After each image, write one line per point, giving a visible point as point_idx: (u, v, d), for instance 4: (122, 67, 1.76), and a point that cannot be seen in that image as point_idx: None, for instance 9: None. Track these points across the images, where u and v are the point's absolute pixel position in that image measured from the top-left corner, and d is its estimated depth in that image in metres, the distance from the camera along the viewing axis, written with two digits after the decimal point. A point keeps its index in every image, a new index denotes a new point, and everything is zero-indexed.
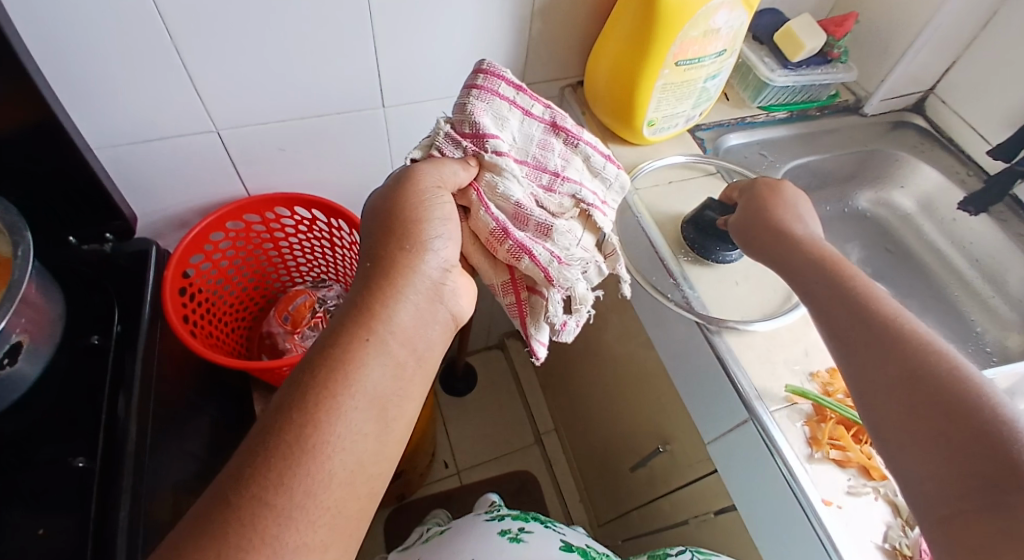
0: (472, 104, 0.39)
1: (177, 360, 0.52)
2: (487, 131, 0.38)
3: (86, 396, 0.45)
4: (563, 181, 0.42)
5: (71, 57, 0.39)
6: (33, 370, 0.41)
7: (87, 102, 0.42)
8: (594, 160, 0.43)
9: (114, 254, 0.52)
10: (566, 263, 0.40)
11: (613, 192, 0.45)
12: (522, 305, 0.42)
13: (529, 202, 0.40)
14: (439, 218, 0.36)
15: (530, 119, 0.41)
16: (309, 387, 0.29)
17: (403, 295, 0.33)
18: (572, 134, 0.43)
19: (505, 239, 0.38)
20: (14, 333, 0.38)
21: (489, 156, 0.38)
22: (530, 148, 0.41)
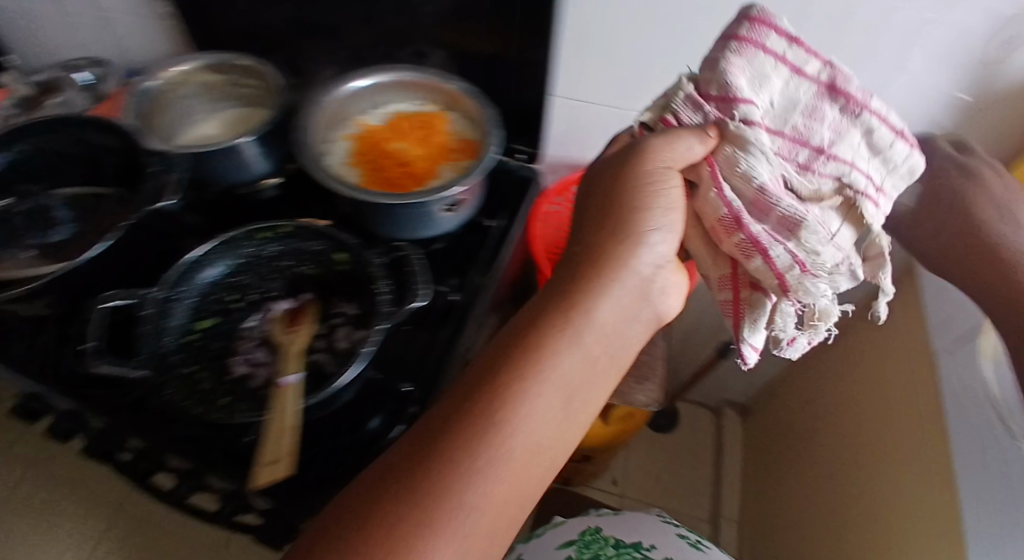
0: (727, 58, 0.32)
1: (512, 268, 0.63)
2: (740, 94, 0.32)
3: (461, 263, 0.54)
4: (828, 159, 0.34)
5: (588, 16, 0.51)
6: (450, 225, 0.54)
7: (574, 53, 0.55)
8: (878, 135, 0.35)
9: (513, 172, 0.63)
10: (811, 268, 0.33)
11: (895, 176, 0.37)
12: (739, 304, 0.36)
13: (777, 185, 0.33)
14: (662, 207, 0.34)
15: (801, 78, 0.34)
16: (508, 353, 0.31)
17: (615, 276, 0.33)
18: (856, 102, 0.34)
19: (736, 230, 0.33)
20: (462, 197, 0.52)
21: (735, 124, 0.32)
22: (790, 118, 0.34)
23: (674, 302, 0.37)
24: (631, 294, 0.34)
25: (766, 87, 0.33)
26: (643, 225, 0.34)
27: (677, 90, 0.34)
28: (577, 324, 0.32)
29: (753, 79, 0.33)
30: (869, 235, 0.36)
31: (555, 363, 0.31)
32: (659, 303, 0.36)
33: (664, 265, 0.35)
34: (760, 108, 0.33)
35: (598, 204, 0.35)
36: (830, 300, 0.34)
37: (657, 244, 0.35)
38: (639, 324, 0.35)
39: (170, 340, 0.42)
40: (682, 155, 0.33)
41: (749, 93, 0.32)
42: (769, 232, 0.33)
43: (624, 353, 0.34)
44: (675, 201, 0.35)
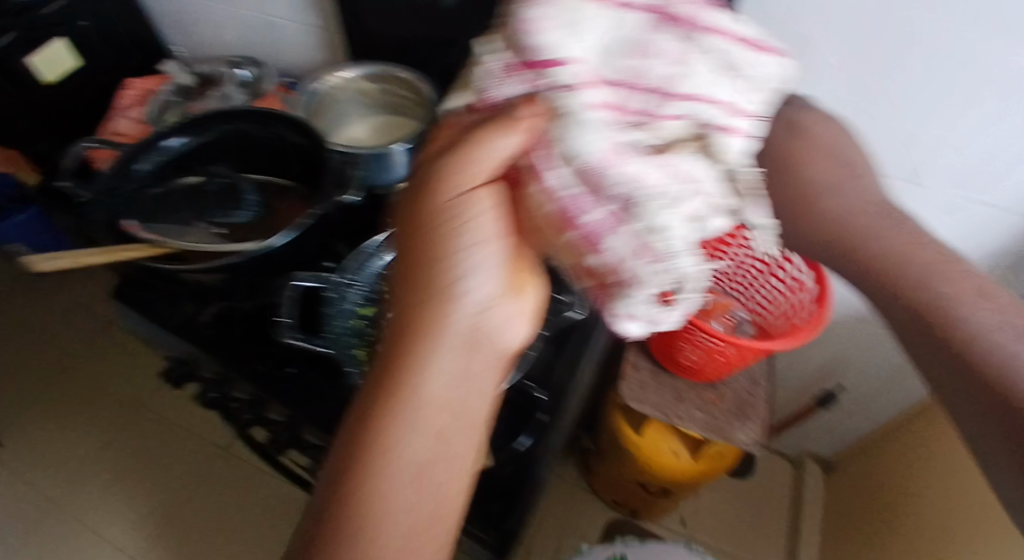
0: (524, 9, 0.25)
1: None
2: (552, 54, 0.25)
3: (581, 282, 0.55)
4: (668, 102, 0.26)
5: None
6: None
7: None
8: (740, 58, 0.26)
9: None
10: (657, 256, 0.27)
11: (762, 95, 0.28)
12: (598, 291, 0.29)
13: (610, 160, 0.26)
14: (475, 242, 0.30)
15: (590, 5, 0.25)
16: (357, 437, 0.30)
17: (440, 328, 0.30)
18: (691, 21, 0.26)
19: (573, 227, 0.28)
20: None
21: (544, 93, 0.26)
22: (616, 64, 0.26)
23: (521, 332, 0.33)
24: (461, 338, 0.31)
25: (583, 34, 0.25)
26: (454, 261, 0.30)
27: (485, 57, 0.27)
28: (411, 400, 0.30)
29: (568, 23, 0.25)
30: (734, 177, 0.29)
31: (403, 433, 0.30)
32: (501, 329, 0.32)
33: (493, 301, 0.31)
34: (579, 53, 0.25)
35: (412, 237, 0.31)
36: (695, 262, 0.28)
37: (478, 279, 0.30)
38: (494, 351, 0.32)
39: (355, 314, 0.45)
40: (501, 149, 0.28)
41: (558, 53, 0.25)
42: (608, 222, 0.27)
43: (480, 402, 0.32)
44: (499, 219, 0.30)
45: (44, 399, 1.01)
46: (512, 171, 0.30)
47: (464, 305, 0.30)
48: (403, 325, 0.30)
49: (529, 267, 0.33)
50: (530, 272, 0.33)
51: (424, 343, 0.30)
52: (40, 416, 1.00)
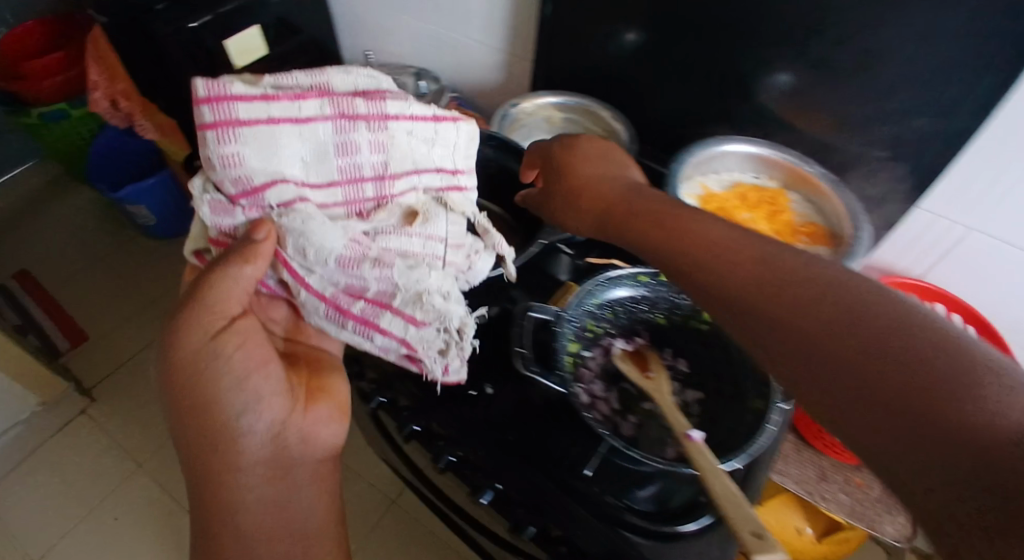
0: (215, 149, 0.34)
1: None
2: (261, 186, 0.36)
3: None
4: (387, 183, 0.41)
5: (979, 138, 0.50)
6: None
7: (942, 171, 0.53)
8: (411, 132, 0.39)
9: None
10: (424, 320, 0.43)
11: (443, 147, 0.42)
12: (367, 325, 0.42)
13: (358, 247, 0.40)
14: (245, 372, 0.39)
15: (280, 127, 0.35)
16: (201, 496, 0.41)
17: (240, 459, 0.40)
18: (372, 118, 0.38)
19: (357, 298, 0.42)
20: None
21: (278, 214, 0.37)
22: (332, 163, 0.38)
23: (336, 425, 0.45)
24: (266, 460, 0.41)
25: (277, 153, 0.35)
26: (234, 404, 0.38)
27: (199, 203, 0.36)
28: (230, 469, 0.40)
29: (262, 149, 0.35)
30: (442, 201, 0.43)
31: (236, 491, 0.40)
32: (304, 430, 0.42)
33: (281, 420, 0.41)
34: (290, 168, 0.37)
35: (183, 401, 0.38)
36: (460, 307, 0.44)
37: (258, 410, 0.39)
38: (310, 453, 0.43)
39: (564, 346, 0.46)
40: (241, 290, 0.38)
41: (266, 175, 0.36)
42: (369, 309, 0.42)
43: (308, 453, 0.43)
44: (250, 355, 0.39)
45: (138, 368, 1.01)
46: (278, 281, 0.42)
47: (251, 438, 0.39)
48: (205, 456, 0.39)
49: (298, 362, 0.47)
50: (316, 382, 0.46)
51: (236, 459, 0.39)
52: (121, 394, 0.99)
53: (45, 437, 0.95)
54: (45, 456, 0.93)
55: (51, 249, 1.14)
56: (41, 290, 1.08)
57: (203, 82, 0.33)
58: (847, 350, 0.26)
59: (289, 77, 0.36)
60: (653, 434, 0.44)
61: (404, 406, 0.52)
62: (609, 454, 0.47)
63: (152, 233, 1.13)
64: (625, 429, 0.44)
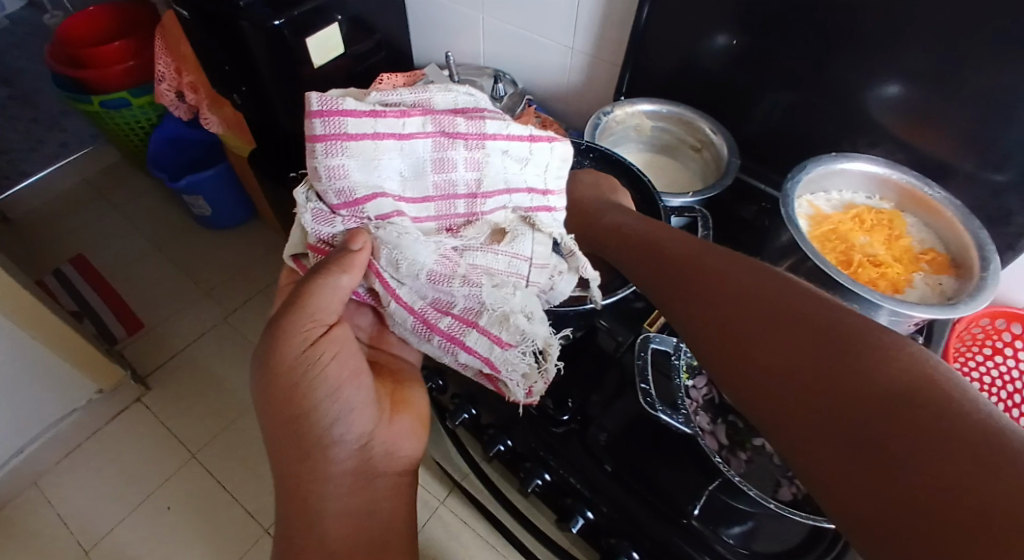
0: (323, 162, 0.34)
1: None
2: (361, 198, 0.35)
3: None
4: (478, 201, 0.39)
5: None
6: None
7: None
8: (508, 152, 0.38)
9: None
10: (510, 342, 0.40)
11: (538, 168, 0.40)
12: (455, 343, 0.40)
13: (448, 263, 0.37)
14: (339, 384, 0.35)
15: (383, 144, 0.35)
16: (285, 513, 0.36)
17: (330, 470, 0.36)
18: (468, 137, 0.37)
19: (443, 314, 0.39)
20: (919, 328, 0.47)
21: (375, 227, 0.36)
22: (427, 179, 0.37)
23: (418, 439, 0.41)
24: (353, 471, 0.37)
25: (379, 169, 0.35)
26: (329, 413, 0.35)
27: (302, 211, 0.36)
28: (319, 481, 0.36)
29: (364, 162, 0.34)
30: (531, 218, 0.41)
31: (322, 502, 0.36)
32: (388, 442, 0.39)
33: (373, 427, 0.37)
34: (390, 183, 0.36)
35: (280, 410, 0.34)
36: (548, 331, 0.40)
37: (350, 421, 0.36)
38: (392, 466, 0.39)
39: (680, 380, 0.44)
40: (337, 300, 0.35)
41: (368, 188, 0.35)
42: (456, 325, 0.39)
43: (392, 463, 0.39)
44: (343, 366, 0.36)
45: (187, 360, 1.02)
46: (369, 290, 0.39)
47: (342, 447, 0.36)
48: (295, 463, 0.35)
49: (380, 374, 0.42)
50: (399, 394, 0.42)
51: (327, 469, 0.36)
52: (171, 386, 0.99)
53: (95, 428, 0.95)
54: (97, 444, 0.94)
55: (105, 234, 1.15)
56: (95, 275, 1.09)
57: (316, 96, 0.33)
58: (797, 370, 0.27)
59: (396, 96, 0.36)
60: (765, 471, 0.43)
61: (488, 424, 0.51)
62: (716, 490, 0.44)
63: (207, 223, 1.14)
64: (736, 468, 0.43)
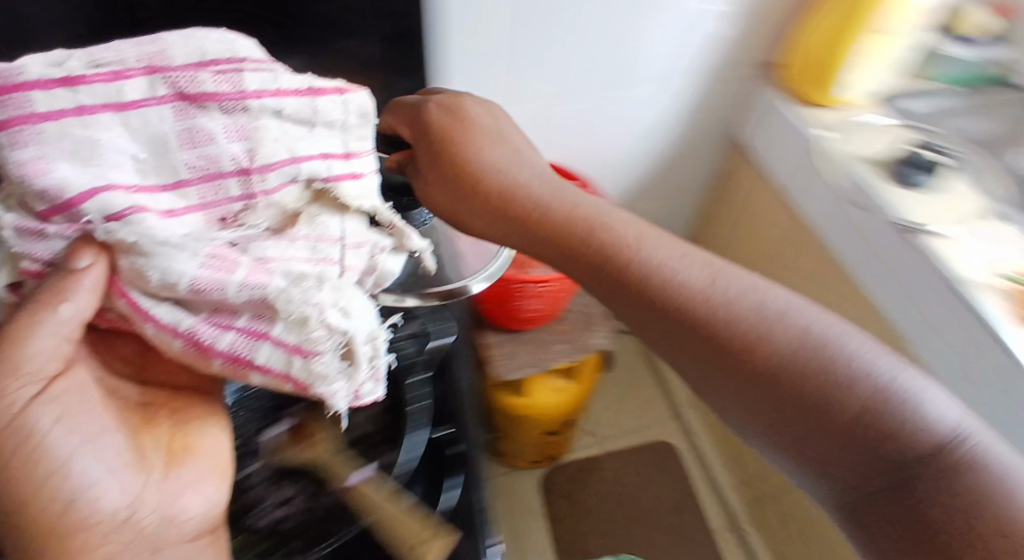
0: (16, 159, 0.28)
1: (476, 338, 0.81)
2: (76, 199, 0.29)
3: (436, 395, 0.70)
4: (255, 182, 0.33)
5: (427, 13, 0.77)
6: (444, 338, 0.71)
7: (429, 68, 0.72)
8: (287, 113, 0.33)
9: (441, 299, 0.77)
10: (308, 350, 0.35)
11: (329, 128, 0.35)
12: (239, 359, 0.36)
13: (222, 261, 0.33)
14: (74, 448, 0.32)
15: (98, 120, 0.29)
16: None
17: (91, 557, 0.33)
18: (228, 100, 0.32)
19: (228, 323, 0.35)
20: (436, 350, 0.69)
21: (107, 230, 0.30)
22: (176, 160, 0.32)
23: (212, 486, 0.40)
24: (123, 548, 0.34)
25: (101, 155, 0.29)
26: (62, 491, 0.32)
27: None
28: None
29: (75, 147, 0.29)
30: (333, 189, 0.36)
31: None
32: (163, 508, 0.36)
33: (135, 495, 0.35)
34: (121, 174, 0.30)
35: None
36: (366, 331, 0.37)
37: (100, 488, 0.33)
38: (181, 533, 0.37)
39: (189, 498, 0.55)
40: (60, 334, 0.32)
41: (84, 184, 0.29)
42: (242, 340, 0.35)
43: (175, 533, 0.37)
44: (76, 426, 0.33)
45: None
46: (120, 313, 0.35)
47: (96, 523, 0.33)
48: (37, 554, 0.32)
49: (158, 415, 0.39)
50: (181, 437, 0.39)
51: (96, 545, 0.33)
52: None
53: None
54: None
55: None
56: None
57: None
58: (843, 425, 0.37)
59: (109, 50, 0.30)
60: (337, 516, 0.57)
61: None
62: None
63: None
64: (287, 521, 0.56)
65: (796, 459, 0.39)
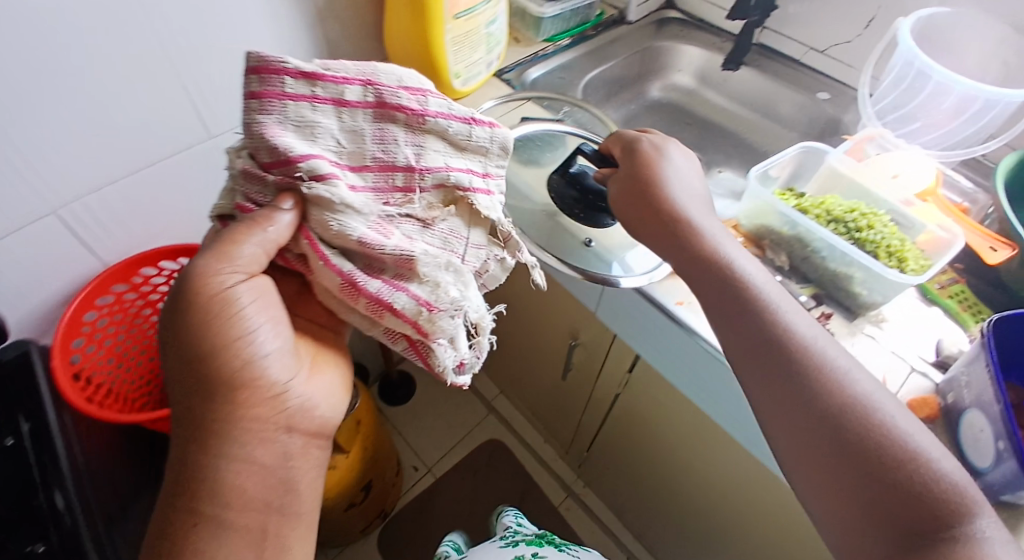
0: (267, 122, 0.43)
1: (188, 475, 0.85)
2: (297, 156, 0.43)
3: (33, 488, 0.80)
4: (419, 175, 0.47)
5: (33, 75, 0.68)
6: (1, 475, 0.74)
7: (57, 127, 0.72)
8: (452, 132, 0.48)
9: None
10: (437, 304, 0.47)
11: (475, 151, 0.50)
12: (382, 306, 0.45)
13: (380, 228, 0.46)
14: (262, 329, 0.49)
15: (322, 107, 0.44)
16: (200, 441, 0.47)
17: (255, 409, 0.48)
18: (411, 115, 0.47)
19: (379, 272, 0.46)
20: None
21: (310, 185, 0.43)
22: (367, 151, 0.46)
23: (335, 397, 0.56)
24: (272, 413, 0.49)
25: (317, 136, 0.44)
26: (248, 354, 0.48)
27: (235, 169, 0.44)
28: (239, 407, 0.47)
29: (297, 125, 0.43)
30: (473, 199, 0.50)
31: (240, 442, 0.48)
32: (306, 393, 0.52)
33: (288, 377, 0.51)
34: (325, 151, 0.44)
35: (208, 340, 0.46)
36: (480, 306, 0.49)
37: (273, 361, 0.49)
38: (309, 419, 0.52)
39: None
40: (260, 251, 0.46)
41: (305, 151, 0.43)
42: (385, 288, 0.45)
43: (302, 415, 0.52)
44: (265, 313, 0.49)
45: None
46: (298, 256, 0.48)
47: (265, 382, 0.49)
48: (218, 395, 0.47)
49: (307, 338, 0.56)
50: (318, 356, 0.55)
51: (254, 403, 0.48)
52: None
53: None
54: None
55: None
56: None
57: (259, 54, 0.43)
58: (888, 478, 0.49)
59: (342, 63, 0.45)
60: None
61: None
62: None
63: None
64: None
65: (813, 476, 0.53)
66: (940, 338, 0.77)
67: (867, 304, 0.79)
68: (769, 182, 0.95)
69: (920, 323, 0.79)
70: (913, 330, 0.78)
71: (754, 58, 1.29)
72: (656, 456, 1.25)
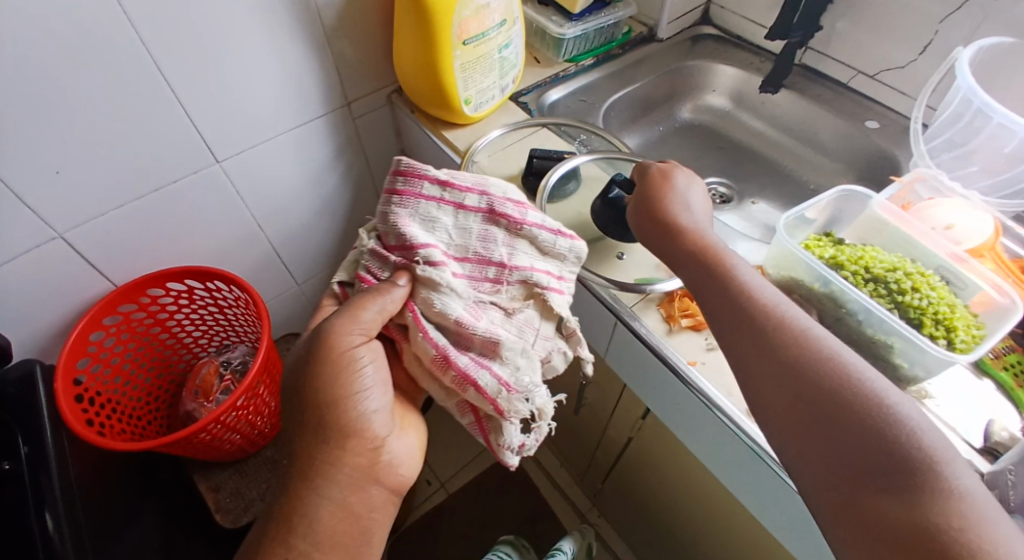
0: (400, 213, 0.57)
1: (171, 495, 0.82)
2: (417, 243, 0.56)
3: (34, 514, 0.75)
4: (508, 272, 0.60)
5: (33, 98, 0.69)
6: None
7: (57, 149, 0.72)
8: (540, 238, 0.61)
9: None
10: (512, 382, 0.56)
11: (567, 259, 0.62)
12: (467, 376, 0.55)
13: (473, 309, 0.57)
14: (371, 387, 0.56)
15: (444, 208, 0.59)
16: (295, 488, 0.53)
17: (353, 460, 0.54)
18: (510, 223, 0.60)
19: (467, 348, 0.56)
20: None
21: (424, 268, 0.55)
22: (471, 246, 0.59)
23: (414, 460, 0.60)
24: (360, 470, 0.54)
25: (436, 231, 0.59)
26: (355, 412, 0.55)
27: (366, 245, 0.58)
28: (339, 459, 0.53)
29: (423, 220, 0.58)
30: (550, 302, 0.61)
31: (327, 490, 0.53)
32: (397, 451, 0.57)
33: (386, 434, 0.57)
34: (439, 241, 0.59)
35: (326, 393, 0.54)
36: (544, 392, 0.57)
37: (376, 417, 0.56)
38: (393, 475, 0.57)
39: None
40: (383, 315, 0.54)
41: (424, 240, 0.56)
42: (471, 363, 0.55)
43: (386, 476, 0.56)
44: (377, 370, 0.57)
45: None
46: (401, 328, 0.58)
47: (366, 438, 0.55)
48: (327, 443, 0.53)
49: (404, 402, 0.63)
50: (407, 417, 0.61)
51: (356, 453, 0.54)
52: None
53: None
54: None
55: None
56: None
57: (404, 162, 0.59)
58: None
59: (465, 177, 0.60)
60: None
61: None
62: None
63: None
64: None
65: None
66: (990, 418, 0.72)
67: (908, 378, 0.74)
68: (802, 225, 0.89)
69: (964, 399, 0.73)
70: (957, 405, 0.73)
71: (796, 80, 1.23)
72: (671, 503, 1.19)
